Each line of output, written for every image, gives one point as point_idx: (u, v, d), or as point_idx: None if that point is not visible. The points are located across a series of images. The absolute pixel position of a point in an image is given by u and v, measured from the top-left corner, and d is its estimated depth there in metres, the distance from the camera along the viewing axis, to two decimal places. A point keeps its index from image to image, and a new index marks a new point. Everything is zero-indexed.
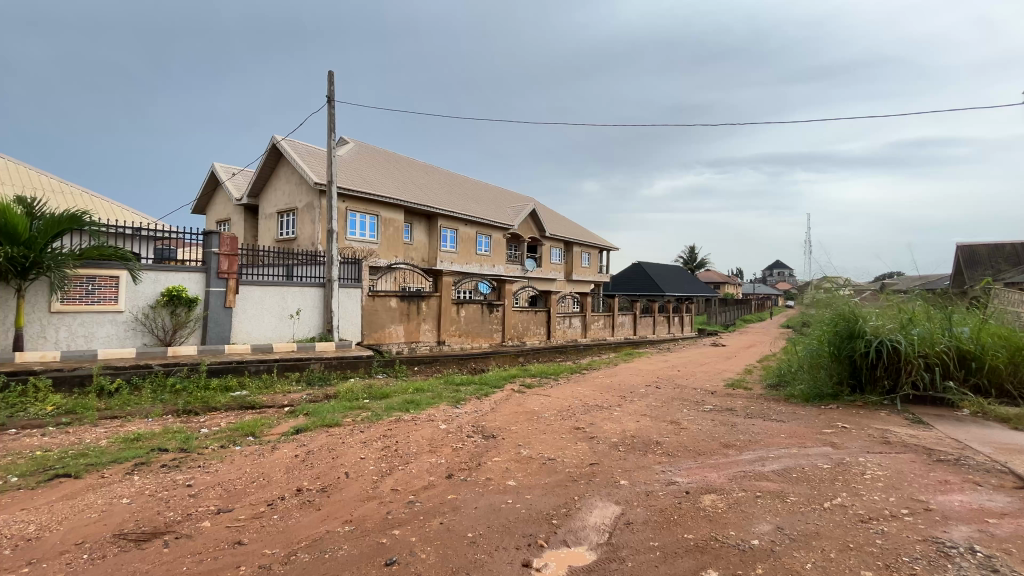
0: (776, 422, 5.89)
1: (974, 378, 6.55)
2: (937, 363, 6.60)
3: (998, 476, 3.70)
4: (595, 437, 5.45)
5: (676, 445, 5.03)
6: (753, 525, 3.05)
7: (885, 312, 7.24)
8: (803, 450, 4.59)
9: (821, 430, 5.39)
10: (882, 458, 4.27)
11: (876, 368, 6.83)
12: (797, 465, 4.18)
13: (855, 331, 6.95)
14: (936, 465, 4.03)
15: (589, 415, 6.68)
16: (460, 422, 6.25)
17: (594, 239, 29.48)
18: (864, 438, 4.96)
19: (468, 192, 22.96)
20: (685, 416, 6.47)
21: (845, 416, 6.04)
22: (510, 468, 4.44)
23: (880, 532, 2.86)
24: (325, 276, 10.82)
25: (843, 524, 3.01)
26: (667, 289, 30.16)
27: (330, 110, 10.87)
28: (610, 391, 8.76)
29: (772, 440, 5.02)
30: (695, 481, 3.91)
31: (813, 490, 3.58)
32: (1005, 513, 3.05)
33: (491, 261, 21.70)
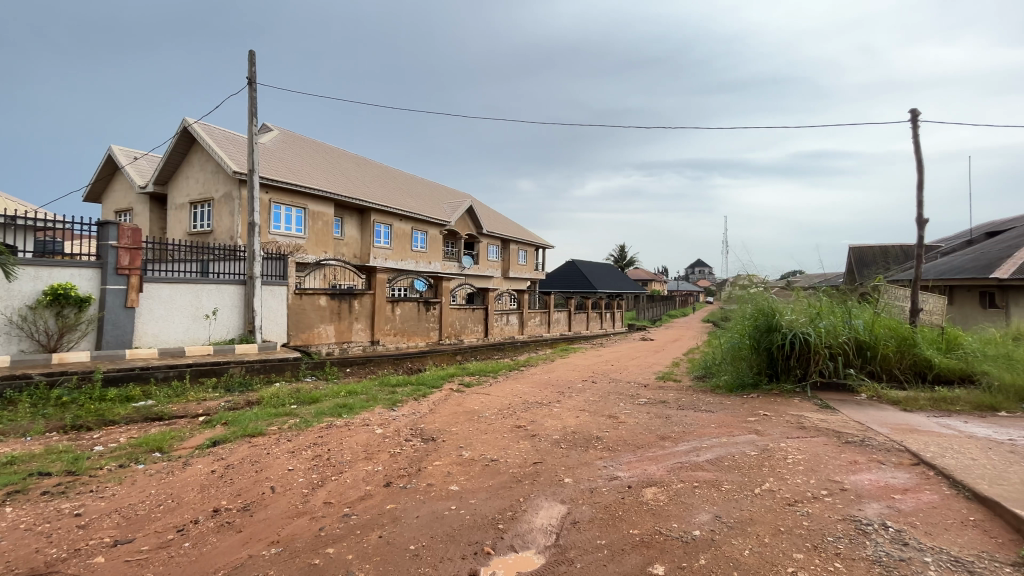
0: (706, 412, 6.20)
1: (870, 365, 7.30)
2: (840, 353, 7.29)
3: (897, 454, 4.10)
4: (536, 435, 5.42)
5: (616, 439, 5.12)
6: (694, 516, 3.13)
7: (797, 306, 7.87)
8: (732, 439, 4.84)
9: (746, 418, 5.73)
10: (800, 443, 4.60)
11: (791, 358, 7.39)
12: (728, 453, 4.38)
13: (773, 324, 7.48)
14: (845, 446, 4.39)
15: (530, 412, 6.65)
16: (397, 425, 5.97)
17: (531, 237, 29.83)
18: (783, 424, 5.34)
19: (404, 186, 22.30)
20: (622, 410, 6.63)
21: (765, 404, 6.47)
22: (452, 472, 4.28)
23: (806, 514, 3.03)
24: (245, 273, 9.98)
25: (774, 508, 3.17)
26: (600, 287, 31.12)
27: (251, 92, 10.02)
28: (548, 387, 8.83)
29: (703, 430, 5.26)
30: (636, 475, 3.98)
31: (744, 477, 3.76)
32: (906, 489, 3.37)
33: (427, 257, 21.26)
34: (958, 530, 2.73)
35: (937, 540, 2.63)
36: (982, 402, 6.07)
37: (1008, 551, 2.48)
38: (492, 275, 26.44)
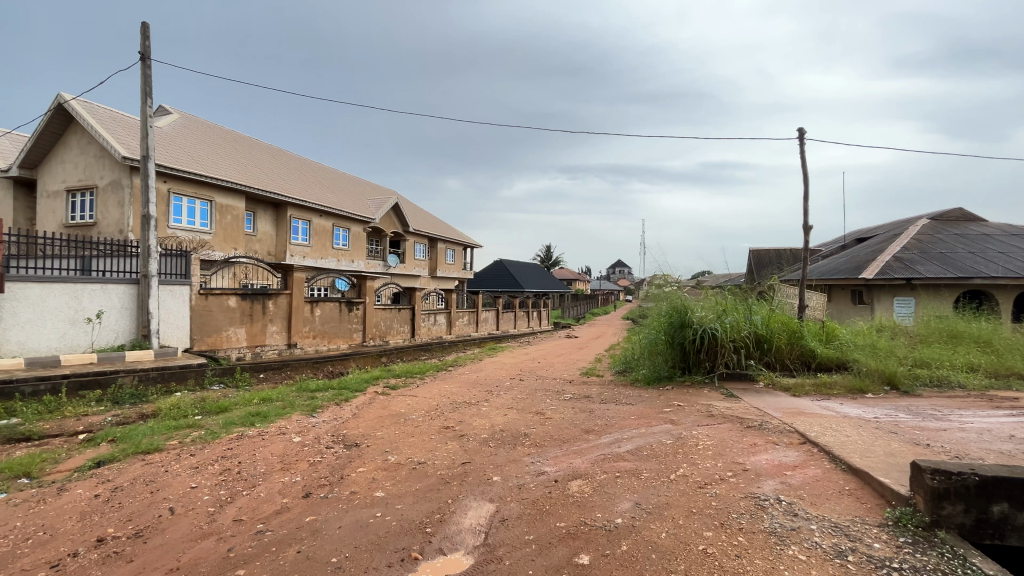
0: (626, 405, 6.54)
1: (766, 356, 8.11)
2: (742, 346, 8.02)
3: (788, 435, 4.59)
4: (465, 435, 5.39)
5: (543, 435, 5.23)
6: (616, 505, 3.28)
7: (706, 303, 8.54)
8: (650, 429, 5.14)
9: (662, 409, 6.12)
10: (709, 430, 4.99)
11: (701, 352, 8.01)
12: (646, 443, 4.65)
13: (686, 321, 8.05)
14: (747, 431, 4.84)
15: (458, 412, 6.60)
16: (317, 432, 5.65)
17: (459, 236, 29.62)
18: (694, 413, 5.76)
19: (324, 180, 21.15)
20: (549, 406, 6.79)
21: (679, 395, 6.95)
22: (378, 478, 4.13)
23: (714, 495, 3.29)
24: (138, 271, 8.92)
25: (687, 491, 3.41)
26: (528, 287, 31.63)
27: (144, 69, 8.97)
28: (477, 387, 8.82)
29: (624, 422, 5.53)
30: (563, 469, 4.09)
31: (661, 464, 4.01)
32: (796, 465, 3.78)
33: (350, 255, 20.36)
34: (837, 499, 3.11)
35: (821, 510, 2.97)
36: (854, 385, 6.97)
37: (875, 514, 2.87)
38: (419, 274, 25.91)
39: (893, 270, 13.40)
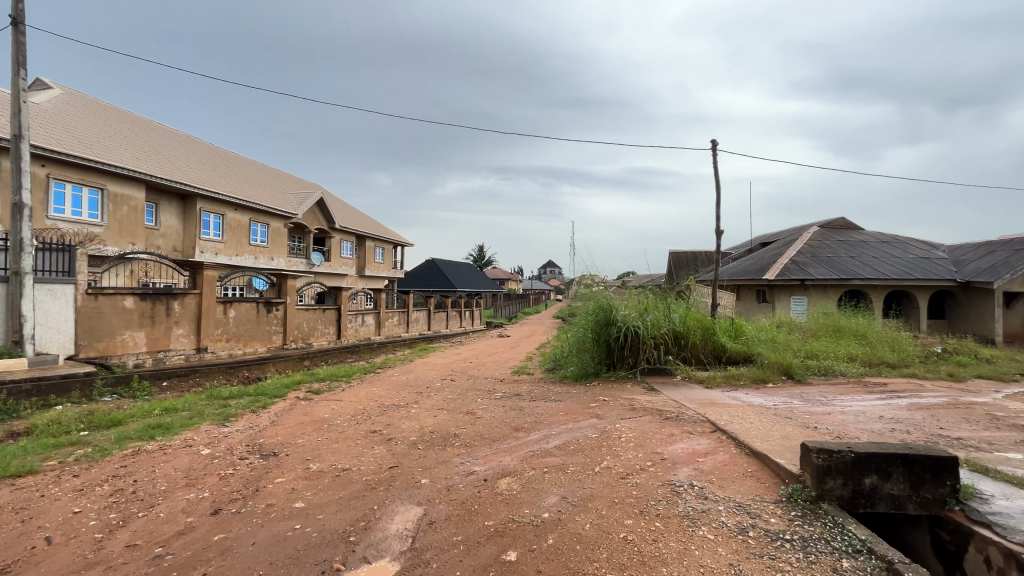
0: (555, 402, 6.71)
1: (683, 352, 8.68)
2: (661, 342, 8.54)
3: (701, 424, 4.95)
4: (393, 438, 5.25)
5: (473, 434, 5.22)
6: (543, 500, 3.35)
7: (630, 302, 8.99)
8: (576, 424, 5.31)
9: (588, 404, 6.35)
10: (631, 422, 5.24)
11: (624, 348, 8.42)
12: (573, 438, 4.80)
13: (611, 319, 8.43)
14: (665, 422, 5.16)
15: (386, 416, 6.41)
16: (229, 443, 5.22)
17: (389, 234, 28.77)
18: (618, 407, 6.04)
19: (239, 171, 19.63)
20: (480, 406, 6.79)
21: (605, 391, 7.25)
22: (297, 488, 3.91)
23: (635, 485, 3.46)
24: (8, 267, 7.78)
25: (610, 482, 3.56)
26: (460, 286, 31.40)
27: (14, 35, 7.80)
28: (406, 389, 8.61)
29: (553, 419, 5.67)
30: (492, 468, 4.11)
31: (586, 458, 4.16)
32: (707, 452, 4.09)
33: (269, 253, 19.05)
34: (741, 481, 3.40)
35: (727, 491, 3.24)
36: (757, 376, 7.67)
37: (772, 492, 3.17)
38: (346, 273, 24.85)
39: (790, 272, 14.90)
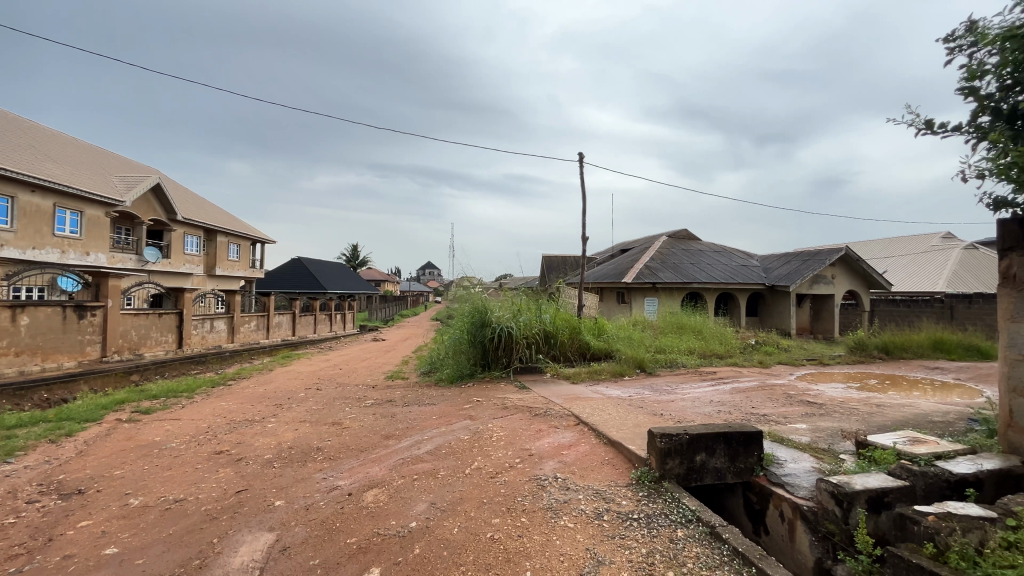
0: (428, 406, 6.59)
1: (553, 350, 9.18)
2: (533, 341, 8.93)
3: (566, 419, 5.27)
4: (243, 458, 4.66)
5: (338, 446, 4.88)
6: (411, 509, 3.25)
7: (504, 303, 9.27)
8: (449, 427, 5.27)
9: (463, 406, 6.36)
10: (503, 421, 5.37)
11: (499, 349, 8.64)
12: (445, 441, 4.75)
13: (486, 320, 8.64)
14: (534, 418, 5.39)
15: (235, 434, 5.66)
16: (10, 485, 4.14)
17: (246, 230, 25.73)
18: (491, 407, 6.15)
19: (40, 146, 15.88)
20: (348, 415, 6.38)
21: (479, 391, 7.33)
22: (111, 530, 3.24)
23: (503, 483, 3.54)
24: None
25: (480, 483, 3.59)
26: (331, 287, 29.27)
27: None
28: (263, 401, 7.74)
29: (425, 423, 5.56)
30: (358, 480, 3.87)
31: (457, 461, 4.14)
32: (570, 444, 4.36)
33: (83, 246, 15.69)
34: (599, 469, 3.69)
35: (586, 480, 3.48)
36: (616, 370, 8.46)
37: (624, 476, 3.49)
38: (190, 271, 21.55)
39: (644, 276, 16.72)
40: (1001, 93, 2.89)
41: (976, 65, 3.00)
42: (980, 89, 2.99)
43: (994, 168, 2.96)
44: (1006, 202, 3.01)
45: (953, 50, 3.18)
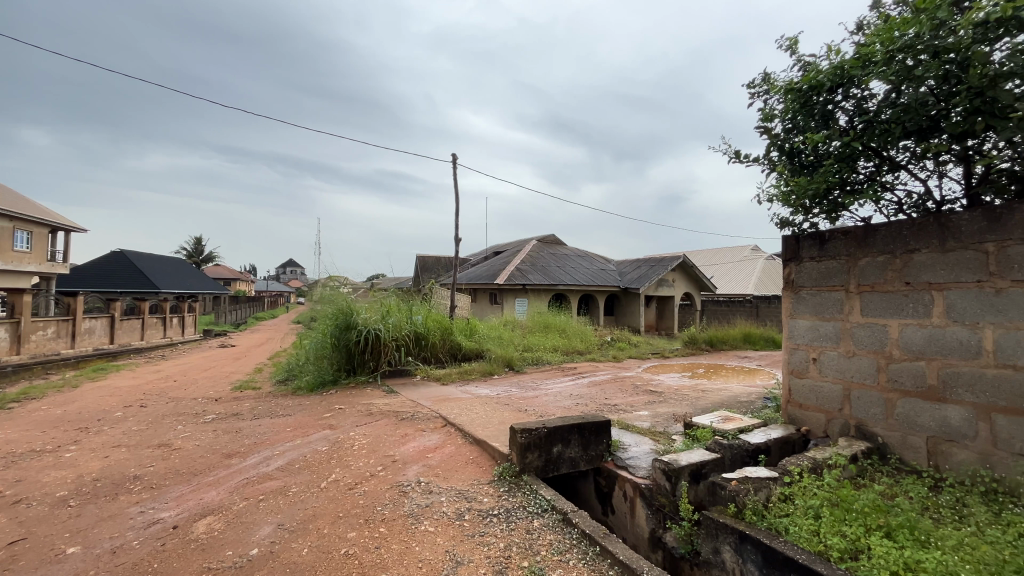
0: (282, 417, 5.99)
1: (423, 351, 9.03)
2: (402, 343, 8.67)
3: (433, 421, 5.20)
4: (24, 499, 3.71)
5: (163, 472, 4.16)
6: (253, 534, 2.90)
7: (372, 305, 8.85)
8: (305, 439, 4.84)
9: (322, 415, 5.91)
10: (366, 428, 5.10)
11: (365, 352, 8.19)
12: (299, 455, 4.35)
13: (351, 323, 8.14)
14: (400, 423, 5.22)
15: (14, 470, 4.49)
16: None
17: (43, 214, 20.81)
18: (355, 414, 5.81)
19: None
20: (179, 434, 5.48)
21: (341, 398, 6.86)
22: None
23: (362, 493, 3.35)
24: None
25: (336, 496, 3.36)
26: (164, 285, 25.03)
27: None
28: (62, 426, 6.29)
29: (277, 437, 5.03)
30: (187, 510, 3.34)
31: (312, 475, 3.82)
32: (436, 447, 4.31)
33: None
34: (463, 469, 3.71)
35: (449, 482, 3.47)
36: (486, 369, 8.63)
37: (487, 474, 3.56)
38: None
39: (515, 278, 17.37)
40: (785, 135, 3.58)
41: (769, 109, 3.66)
42: (771, 129, 3.66)
43: (781, 194, 3.64)
44: (789, 222, 3.71)
45: (754, 96, 3.85)
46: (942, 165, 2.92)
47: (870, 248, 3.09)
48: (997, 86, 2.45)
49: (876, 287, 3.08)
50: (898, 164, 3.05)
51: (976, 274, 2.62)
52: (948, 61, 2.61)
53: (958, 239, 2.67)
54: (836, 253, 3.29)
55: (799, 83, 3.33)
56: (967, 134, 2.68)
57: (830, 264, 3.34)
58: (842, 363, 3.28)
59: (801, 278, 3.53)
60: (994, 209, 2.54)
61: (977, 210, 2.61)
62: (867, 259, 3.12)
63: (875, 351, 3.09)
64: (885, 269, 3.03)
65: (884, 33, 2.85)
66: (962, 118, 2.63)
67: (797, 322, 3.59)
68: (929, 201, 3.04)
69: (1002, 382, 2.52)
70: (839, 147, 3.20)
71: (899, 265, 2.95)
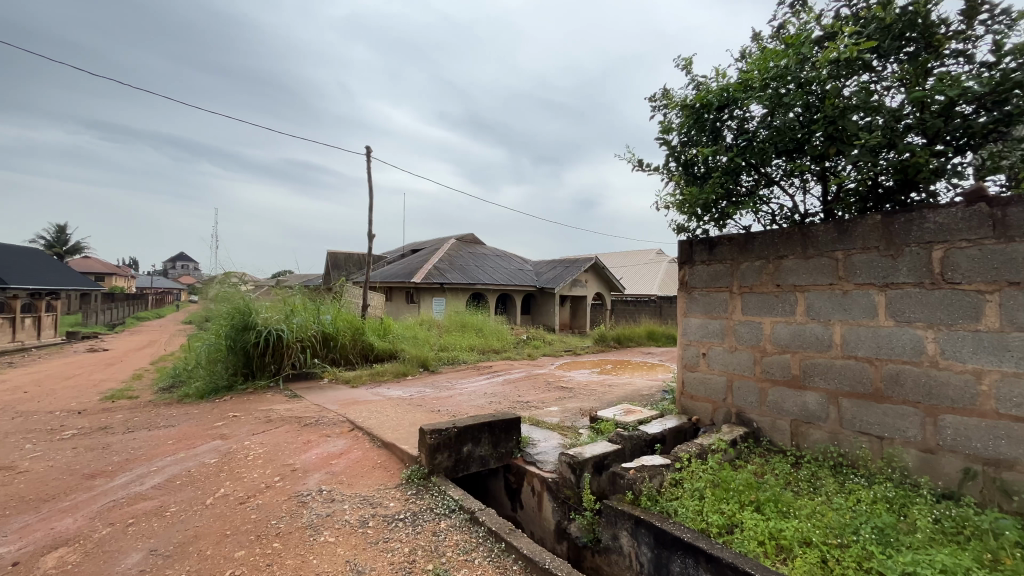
0: (163, 429, 5.35)
1: (332, 353, 8.56)
2: (309, 344, 8.15)
3: (339, 426, 4.94)
4: None
5: (3, 500, 3.51)
6: (118, 564, 2.55)
7: (274, 304, 8.22)
8: (191, 452, 4.35)
9: (212, 424, 5.37)
10: (264, 436, 4.72)
11: (265, 355, 7.58)
12: (182, 470, 3.91)
13: (249, 323, 7.49)
14: (302, 429, 4.89)
15: None
16: None
17: None
18: (251, 422, 5.35)
19: None
20: (28, 455, 4.67)
21: (236, 405, 6.28)
22: None
23: (255, 507, 3.09)
24: None
25: (224, 513, 3.06)
26: (13, 280, 21.26)
27: None
28: None
29: (155, 451, 4.48)
30: (33, 542, 2.85)
31: (196, 491, 3.45)
32: (342, 452, 4.10)
33: None
34: (369, 474, 3.56)
35: (354, 488, 3.31)
36: (399, 370, 8.39)
37: (394, 478, 3.45)
38: None
39: (432, 276, 17.10)
40: (681, 147, 3.87)
41: (667, 123, 3.95)
42: (670, 142, 3.95)
43: (677, 202, 3.93)
44: (684, 228, 4.02)
45: (655, 109, 4.12)
46: (806, 182, 3.33)
47: (749, 253, 3.45)
48: (846, 116, 2.85)
49: (754, 288, 3.45)
50: (772, 180, 3.43)
51: (829, 277, 3.02)
52: (810, 92, 2.99)
53: (816, 247, 3.06)
54: (722, 257, 3.63)
55: (693, 101, 3.63)
56: (824, 156, 3.08)
57: (718, 267, 3.67)
58: (726, 357, 3.63)
59: (694, 280, 3.85)
60: (843, 222, 2.94)
61: (831, 222, 3.01)
62: (747, 263, 3.47)
63: (753, 345, 3.46)
64: (761, 272, 3.40)
65: (761, 63, 3.20)
66: (821, 142, 3.02)
67: (690, 320, 3.91)
68: (796, 214, 3.46)
69: (847, 370, 2.94)
70: (725, 162, 3.53)
71: (772, 269, 3.33)
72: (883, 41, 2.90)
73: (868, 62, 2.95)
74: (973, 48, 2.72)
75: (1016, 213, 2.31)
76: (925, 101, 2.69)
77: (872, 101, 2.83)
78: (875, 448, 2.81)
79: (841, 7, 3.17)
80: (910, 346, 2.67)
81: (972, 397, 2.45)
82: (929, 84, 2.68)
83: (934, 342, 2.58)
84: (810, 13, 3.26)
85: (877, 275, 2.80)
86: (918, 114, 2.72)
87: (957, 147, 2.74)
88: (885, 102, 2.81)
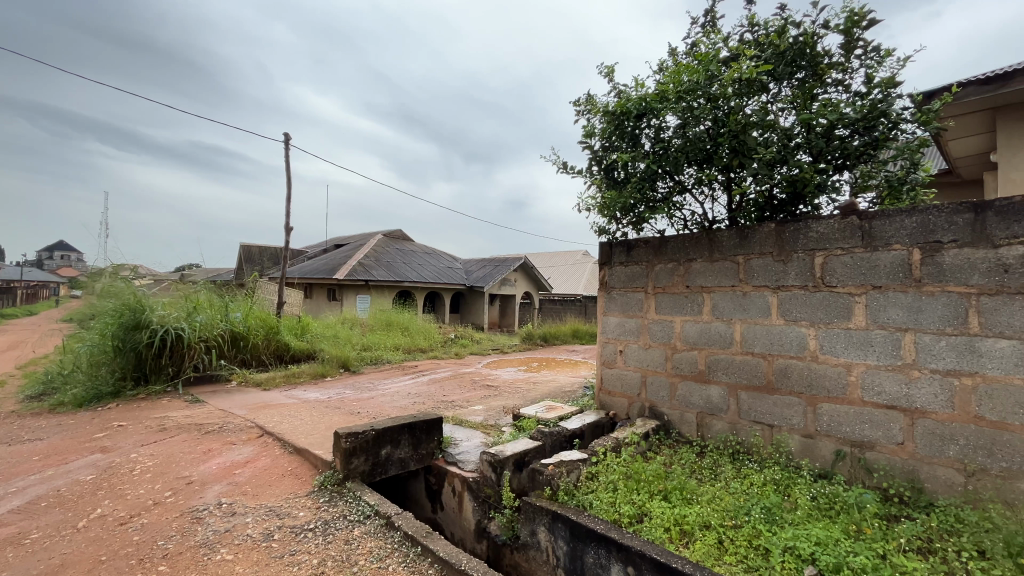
0: (28, 443, 4.63)
1: (241, 354, 7.91)
2: (214, 345, 7.47)
3: (246, 432, 4.56)
4: None
5: None
6: None
7: (172, 301, 7.43)
8: (61, 469, 3.80)
9: (92, 436, 4.73)
10: (155, 447, 4.24)
11: (161, 356, 6.83)
12: (49, 489, 3.40)
13: (141, 321, 6.71)
14: (202, 437, 4.46)
15: None
16: None
17: None
18: (140, 431, 4.78)
19: None
20: None
21: (123, 413, 5.59)
22: None
23: (139, 528, 2.76)
24: None
25: (100, 536, 2.70)
26: None
27: None
28: None
29: (15, 470, 3.85)
30: None
31: (66, 513, 3.01)
32: (247, 461, 3.79)
33: None
34: (277, 483, 3.32)
35: (259, 499, 3.07)
36: (317, 371, 7.94)
37: (306, 486, 3.25)
38: None
39: (356, 273, 16.39)
40: (603, 152, 4.00)
41: (590, 127, 4.06)
42: (592, 146, 4.07)
43: (598, 204, 4.06)
44: (605, 230, 4.17)
45: (579, 113, 4.23)
46: (713, 191, 3.58)
47: (663, 255, 3.65)
48: (746, 132, 3.11)
49: (666, 288, 3.65)
50: (684, 187, 3.65)
51: (732, 279, 3.28)
52: (717, 108, 3.23)
53: (721, 251, 3.31)
54: (639, 259, 3.81)
55: (614, 108, 3.76)
56: (728, 168, 3.34)
57: (635, 268, 3.85)
58: (641, 354, 3.81)
59: (613, 280, 4.00)
60: (744, 229, 3.20)
61: (733, 229, 3.27)
62: (661, 265, 3.68)
63: (665, 342, 3.66)
64: (673, 274, 3.61)
65: (675, 77, 3.40)
66: (726, 154, 3.27)
67: (609, 319, 4.06)
68: (705, 220, 3.71)
69: (745, 365, 3.20)
70: (643, 168, 3.70)
71: (682, 271, 3.55)
72: (778, 65, 3.20)
73: (766, 83, 3.24)
74: (849, 78, 3.07)
75: (879, 226, 2.64)
76: (811, 123, 3.00)
77: (769, 119, 3.10)
78: (766, 435, 3.09)
79: (744, 32, 3.44)
80: (795, 343, 2.97)
81: (844, 386, 2.77)
82: (815, 108, 2.99)
83: (815, 338, 2.88)
84: (717, 35, 3.50)
85: (771, 278, 3.08)
86: (806, 134, 3.03)
87: (836, 166, 3.09)
88: (779, 121, 3.10)
